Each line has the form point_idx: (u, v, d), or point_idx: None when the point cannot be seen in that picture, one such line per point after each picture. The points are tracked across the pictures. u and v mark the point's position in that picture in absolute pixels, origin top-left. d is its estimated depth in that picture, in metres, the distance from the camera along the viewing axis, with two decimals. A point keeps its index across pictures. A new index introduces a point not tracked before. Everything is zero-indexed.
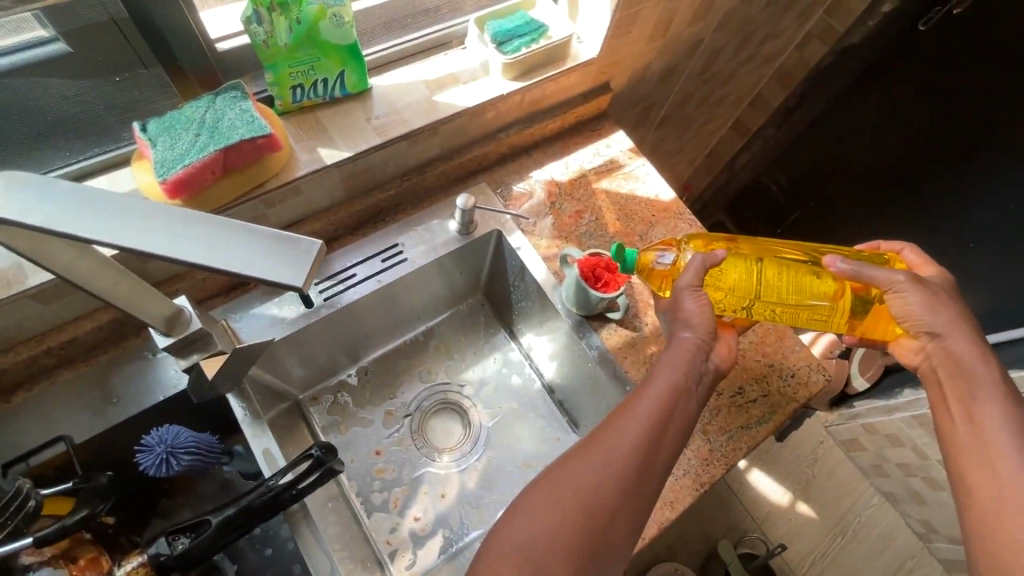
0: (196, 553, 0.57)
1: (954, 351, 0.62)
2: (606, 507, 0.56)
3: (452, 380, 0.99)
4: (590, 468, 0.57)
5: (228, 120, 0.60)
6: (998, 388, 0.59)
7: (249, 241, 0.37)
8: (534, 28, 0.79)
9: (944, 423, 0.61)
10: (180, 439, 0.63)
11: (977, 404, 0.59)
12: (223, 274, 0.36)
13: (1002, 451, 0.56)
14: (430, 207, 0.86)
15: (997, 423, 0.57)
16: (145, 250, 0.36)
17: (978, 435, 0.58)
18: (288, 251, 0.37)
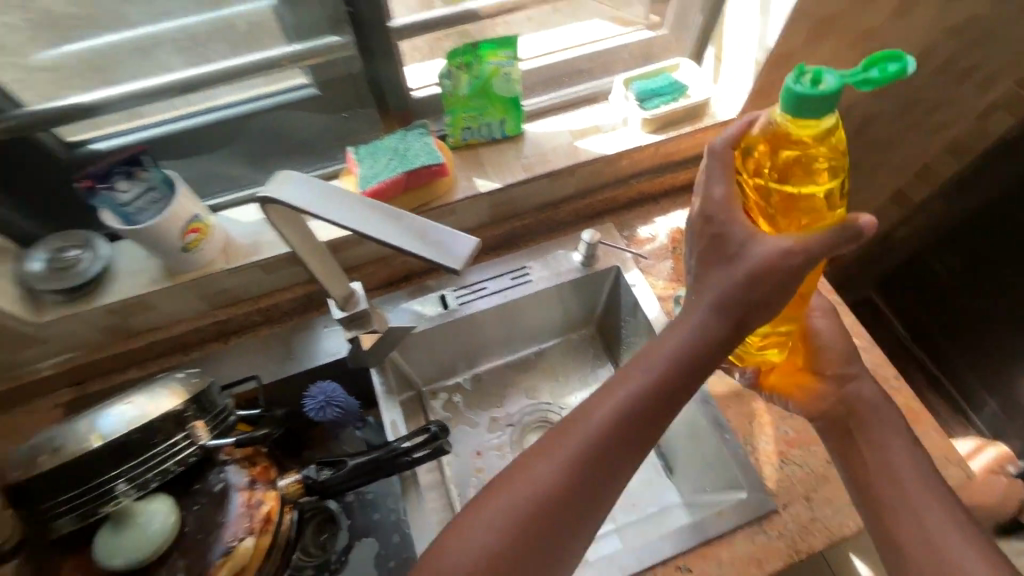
0: (335, 483, 0.69)
1: (859, 413, 0.65)
2: (553, 520, 0.52)
3: (554, 402, 1.06)
4: (541, 483, 0.53)
5: (414, 150, 0.76)
6: (915, 457, 0.61)
7: (429, 235, 0.48)
8: (675, 89, 0.88)
9: (858, 470, 0.63)
10: (336, 393, 0.78)
11: (883, 446, 0.62)
12: (410, 256, 0.48)
13: (943, 535, 0.56)
14: (559, 239, 0.96)
15: (905, 463, 0.61)
16: (363, 232, 0.49)
17: (916, 521, 0.57)
18: (457, 244, 0.47)
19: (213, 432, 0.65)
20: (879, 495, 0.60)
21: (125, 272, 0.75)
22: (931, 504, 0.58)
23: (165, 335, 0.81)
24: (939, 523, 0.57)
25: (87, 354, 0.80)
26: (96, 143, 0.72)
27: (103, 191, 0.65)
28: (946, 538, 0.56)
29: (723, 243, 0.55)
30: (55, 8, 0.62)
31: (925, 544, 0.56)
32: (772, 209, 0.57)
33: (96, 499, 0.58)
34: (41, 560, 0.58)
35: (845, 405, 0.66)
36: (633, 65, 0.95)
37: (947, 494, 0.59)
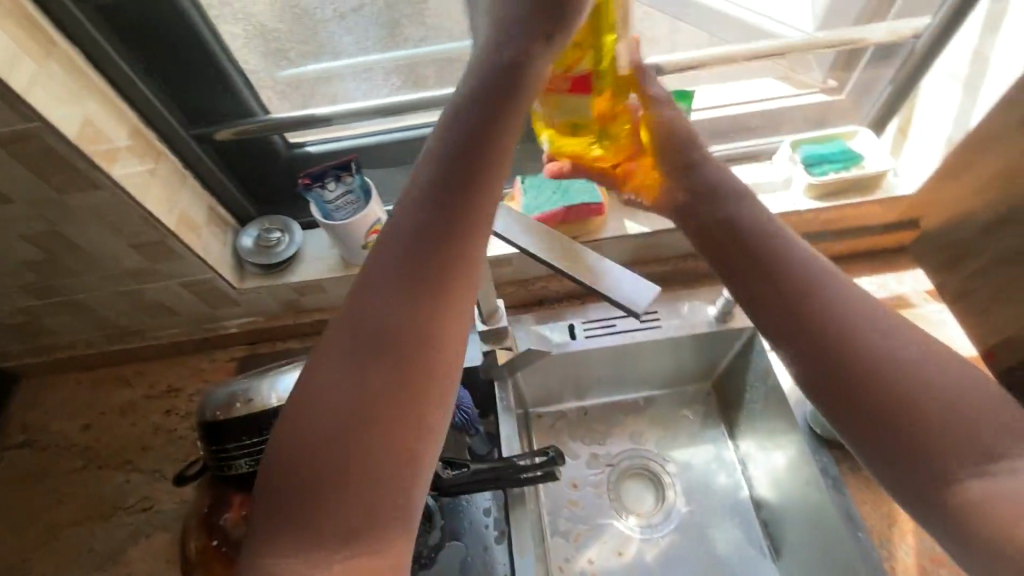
0: (457, 483, 0.73)
1: (824, 307, 0.51)
2: (397, 417, 0.45)
3: (658, 453, 1.04)
4: (326, 410, 0.45)
5: (577, 187, 0.81)
6: (832, 277, 0.53)
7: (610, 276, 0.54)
8: (849, 157, 0.85)
9: (836, 368, 0.49)
10: (467, 399, 0.86)
11: (853, 316, 0.50)
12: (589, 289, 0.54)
13: (902, 361, 0.48)
14: (695, 290, 0.95)
15: (888, 337, 0.50)
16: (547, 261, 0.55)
17: (872, 359, 0.49)
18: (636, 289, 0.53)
19: None
20: (823, 347, 0.50)
21: (312, 257, 0.87)
22: (879, 329, 0.50)
23: (327, 316, 0.93)
24: (890, 347, 0.49)
25: (264, 320, 0.92)
26: (309, 145, 0.86)
27: (315, 189, 0.76)
28: (911, 361, 0.48)
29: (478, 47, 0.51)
30: (274, 24, 0.74)
31: (894, 383, 0.48)
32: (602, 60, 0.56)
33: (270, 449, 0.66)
34: (218, 493, 0.67)
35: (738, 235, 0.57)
36: (803, 127, 0.93)
37: (834, 282, 0.53)
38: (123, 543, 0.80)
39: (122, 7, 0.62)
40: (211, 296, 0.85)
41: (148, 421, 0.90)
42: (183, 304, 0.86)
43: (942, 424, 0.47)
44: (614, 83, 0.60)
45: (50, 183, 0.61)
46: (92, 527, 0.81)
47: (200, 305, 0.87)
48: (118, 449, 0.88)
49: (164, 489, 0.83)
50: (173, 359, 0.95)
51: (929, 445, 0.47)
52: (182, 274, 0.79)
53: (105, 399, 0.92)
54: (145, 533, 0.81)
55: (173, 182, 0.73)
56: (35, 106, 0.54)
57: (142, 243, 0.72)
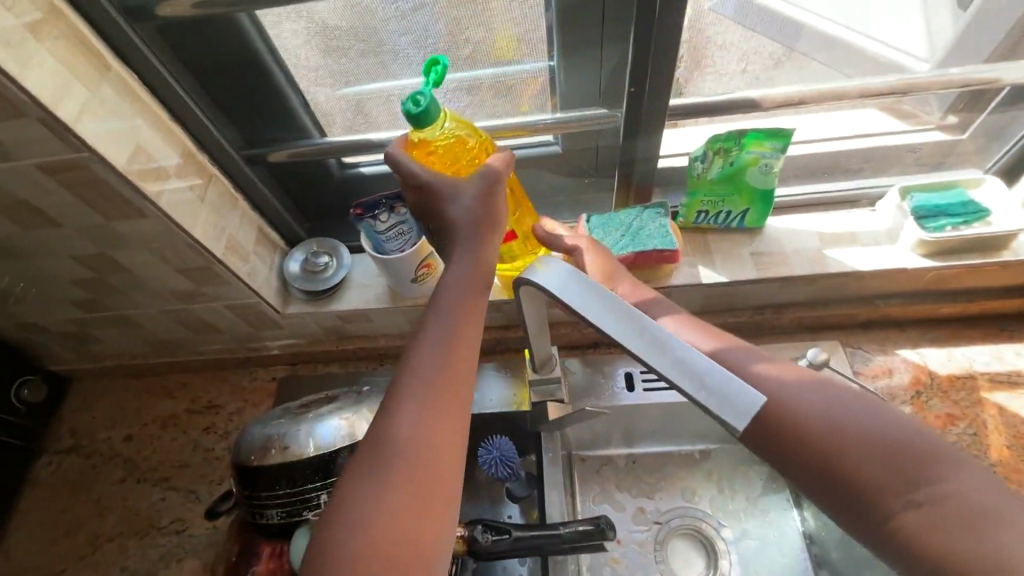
0: (497, 550, 0.67)
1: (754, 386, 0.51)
2: (420, 521, 0.45)
3: (712, 514, 0.95)
4: (359, 515, 0.45)
5: (648, 230, 0.73)
6: (729, 344, 0.56)
7: (707, 376, 0.42)
8: (972, 211, 0.73)
9: (785, 442, 0.49)
10: (507, 447, 0.79)
11: (773, 386, 0.51)
12: (678, 390, 0.42)
13: (811, 407, 0.49)
14: (771, 345, 0.83)
15: (807, 393, 0.50)
16: (624, 346, 0.44)
17: (781, 411, 0.49)
18: (742, 398, 0.41)
19: None
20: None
21: (358, 283, 0.83)
22: (785, 380, 0.51)
23: (370, 344, 0.88)
24: (799, 395, 0.50)
25: (307, 342, 0.89)
26: (363, 166, 0.82)
27: (367, 220, 0.72)
28: (817, 403, 0.49)
29: (442, 221, 0.56)
30: (332, 42, 0.66)
31: (803, 429, 0.48)
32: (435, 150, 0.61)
33: (303, 502, 0.61)
34: (246, 541, 0.63)
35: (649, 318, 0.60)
36: (913, 170, 0.81)
37: (741, 349, 0.55)
38: (154, 565, 0.79)
39: (179, 25, 0.59)
40: (254, 318, 0.82)
41: (188, 436, 0.88)
42: (227, 324, 0.83)
43: (862, 462, 0.46)
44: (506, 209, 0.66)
45: (98, 209, 0.59)
46: (128, 544, 0.81)
47: (244, 325, 0.84)
48: (157, 464, 0.87)
49: (198, 512, 0.82)
50: (216, 373, 0.94)
51: (862, 482, 0.46)
52: (227, 297, 0.76)
53: (149, 409, 0.91)
54: (176, 556, 0.79)
55: (222, 206, 0.70)
56: (82, 136, 0.51)
57: (188, 268, 0.69)
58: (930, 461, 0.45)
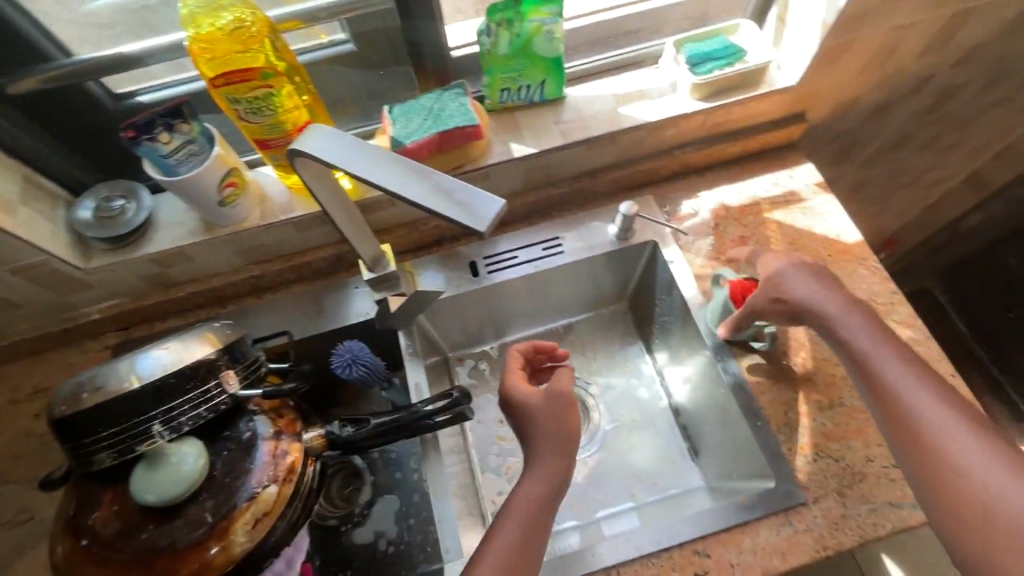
0: (358, 440, 0.69)
1: (931, 438, 0.57)
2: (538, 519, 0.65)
3: (581, 377, 1.04)
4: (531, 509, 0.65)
5: (448, 111, 0.74)
6: (929, 387, 0.61)
7: (455, 204, 0.44)
8: (732, 52, 0.82)
9: (946, 493, 0.55)
10: (362, 352, 0.80)
11: (967, 452, 0.56)
12: (440, 219, 0.45)
13: (983, 469, 0.54)
14: (594, 210, 0.91)
15: (1000, 471, 0.54)
16: (395, 194, 0.46)
17: (951, 459, 0.56)
18: (487, 206, 0.44)
19: (247, 382, 0.67)
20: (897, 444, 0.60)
21: (167, 222, 0.78)
22: (968, 437, 0.56)
23: (202, 287, 0.84)
24: (976, 455, 0.55)
25: (132, 300, 0.83)
26: (142, 95, 0.76)
27: (145, 142, 0.66)
28: (991, 472, 0.54)
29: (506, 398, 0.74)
30: None
31: (945, 480, 0.55)
32: (218, 35, 0.59)
33: (134, 438, 0.59)
34: (84, 493, 0.60)
35: (845, 342, 0.68)
36: (686, 26, 0.89)
37: (922, 383, 0.61)
38: (5, 559, 0.73)
39: None
40: (55, 281, 0.75)
41: (18, 427, 0.81)
42: (23, 294, 0.75)
43: (1019, 535, 0.50)
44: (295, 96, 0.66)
45: None
46: None
47: (44, 293, 0.76)
48: None
49: (44, 497, 0.76)
50: (35, 357, 0.85)
51: (973, 529, 0.53)
52: (5, 260, 0.68)
53: None
54: (29, 544, 0.74)
55: None
56: None
57: None
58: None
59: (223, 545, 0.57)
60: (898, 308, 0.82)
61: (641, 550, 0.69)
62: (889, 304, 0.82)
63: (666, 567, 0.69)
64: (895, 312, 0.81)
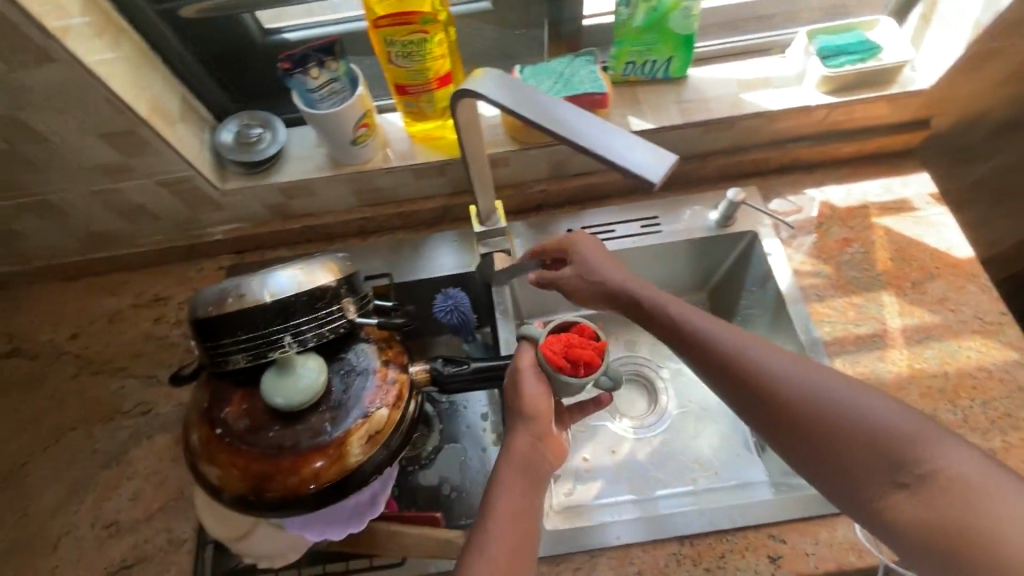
0: (457, 380, 0.71)
1: (734, 358, 0.59)
2: (520, 514, 0.61)
3: (652, 360, 1.06)
4: (513, 507, 0.61)
5: (579, 77, 0.75)
6: (724, 328, 0.62)
7: (623, 153, 0.46)
8: (867, 48, 0.80)
9: (777, 409, 0.55)
10: (463, 303, 0.84)
11: (755, 357, 0.58)
12: (605, 165, 0.47)
13: (797, 381, 0.55)
14: (697, 194, 0.92)
15: (803, 376, 0.55)
16: (560, 135, 0.49)
17: (767, 387, 0.56)
18: (658, 159, 0.46)
19: (363, 310, 0.72)
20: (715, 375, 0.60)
21: (296, 156, 0.82)
22: (756, 346, 0.59)
23: (315, 222, 0.89)
24: (779, 364, 0.57)
25: (252, 227, 0.89)
26: (289, 32, 0.80)
27: (297, 75, 0.69)
28: (825, 385, 0.54)
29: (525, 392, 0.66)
30: None
31: (773, 402, 0.55)
32: None
33: (268, 345, 0.64)
34: (217, 389, 0.65)
35: (641, 303, 0.69)
36: (818, 17, 0.88)
37: (709, 318, 0.64)
38: (123, 444, 0.81)
39: None
40: (193, 198, 0.81)
41: (139, 329, 0.88)
42: (162, 207, 0.81)
43: (812, 420, 0.53)
44: (444, 44, 0.69)
45: None
46: (90, 430, 0.82)
47: (181, 208, 0.82)
48: (110, 355, 0.86)
49: (160, 394, 0.84)
50: (157, 267, 0.92)
51: (809, 437, 0.53)
52: (158, 171, 0.74)
53: (91, 308, 0.89)
54: (145, 434, 0.81)
55: (139, 66, 0.67)
56: None
57: (111, 131, 0.67)
58: (941, 452, 0.48)
59: (337, 455, 0.61)
60: (1006, 329, 0.79)
61: (715, 525, 0.71)
62: (997, 324, 0.79)
63: (738, 545, 0.71)
64: (1002, 333, 0.79)
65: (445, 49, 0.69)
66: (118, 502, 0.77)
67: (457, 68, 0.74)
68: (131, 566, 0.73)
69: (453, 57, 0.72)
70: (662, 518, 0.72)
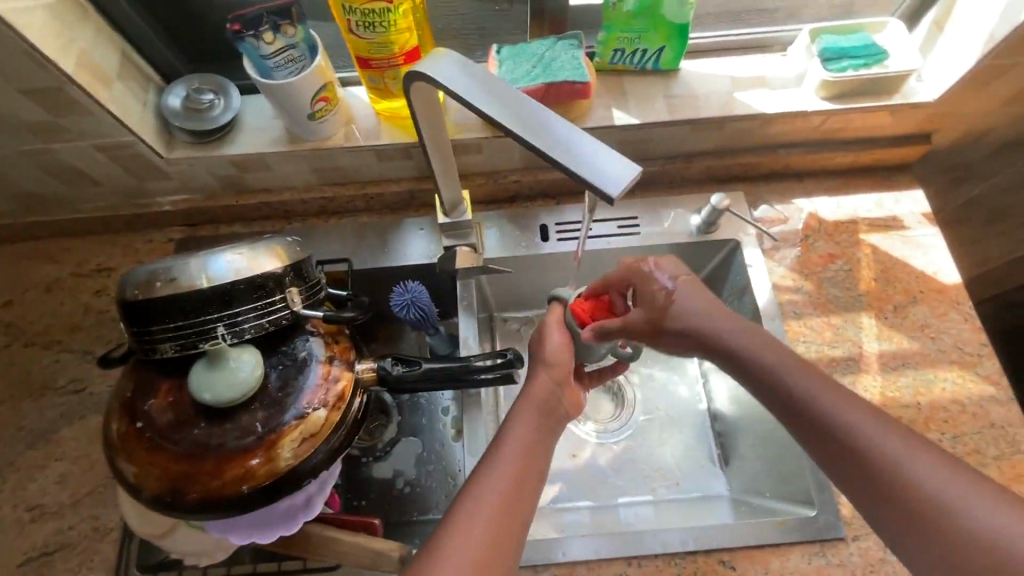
0: (407, 381, 0.66)
1: (832, 422, 0.55)
2: (529, 455, 0.59)
3: None
4: (523, 447, 0.59)
5: (560, 62, 0.69)
6: (829, 388, 0.58)
7: (584, 160, 0.41)
8: (874, 53, 0.74)
9: (876, 484, 0.52)
10: (421, 297, 0.79)
11: (855, 427, 0.55)
12: (565, 172, 0.42)
13: (898, 462, 0.52)
14: (681, 196, 0.87)
15: (903, 454, 0.52)
16: (515, 135, 0.44)
17: (871, 461, 0.53)
18: (621, 169, 0.41)
19: (309, 300, 0.66)
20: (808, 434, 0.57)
21: (250, 126, 0.76)
22: (852, 409, 0.56)
23: (272, 199, 0.83)
24: (884, 440, 0.53)
25: (203, 199, 0.83)
26: None
27: (248, 38, 0.62)
28: (912, 465, 0.51)
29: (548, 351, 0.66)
30: None
31: (871, 474, 0.52)
32: None
33: (199, 335, 0.59)
34: (143, 378, 0.61)
35: (746, 364, 0.64)
36: (824, 14, 0.82)
37: (812, 373, 0.60)
38: (54, 424, 0.76)
39: None
40: (135, 165, 0.74)
41: (78, 300, 0.82)
42: (102, 172, 0.75)
43: (911, 502, 0.50)
44: (410, 14, 0.62)
45: None
46: (19, 406, 0.77)
47: (123, 174, 0.76)
48: (45, 327, 0.81)
49: (96, 372, 0.79)
50: (101, 235, 0.86)
51: (906, 520, 0.50)
52: (93, 134, 0.68)
53: (28, 275, 0.84)
54: (78, 413, 0.77)
55: (68, 18, 0.61)
56: None
57: (34, 89, 0.60)
58: None
59: (267, 457, 0.58)
60: (985, 362, 0.76)
61: (667, 547, 0.69)
62: (976, 355, 0.76)
63: (687, 569, 0.69)
64: (980, 365, 0.76)
65: (411, 20, 0.63)
66: (43, 485, 0.73)
67: (426, 43, 0.68)
68: (53, 553, 0.69)
69: (422, 29, 0.66)
70: (637, 536, 0.70)
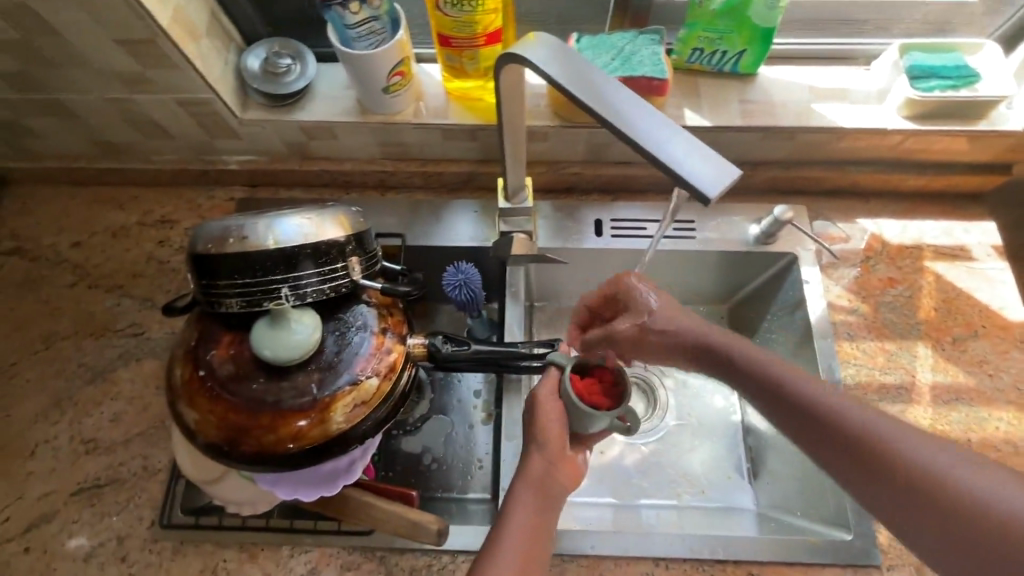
0: (456, 359, 0.67)
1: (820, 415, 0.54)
2: (531, 530, 0.58)
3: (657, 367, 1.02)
4: (526, 525, 0.58)
5: (639, 56, 0.68)
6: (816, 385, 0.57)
7: (679, 158, 0.41)
8: (964, 74, 0.71)
9: (869, 472, 0.50)
10: (473, 278, 0.80)
11: (842, 418, 0.53)
12: (657, 167, 0.42)
13: (892, 445, 0.49)
14: (742, 204, 0.85)
15: (893, 438, 0.50)
16: (608, 124, 0.43)
17: (865, 448, 0.51)
18: (719, 172, 0.40)
19: (368, 271, 0.67)
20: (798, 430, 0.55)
21: (323, 94, 0.77)
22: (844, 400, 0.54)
23: (334, 167, 0.84)
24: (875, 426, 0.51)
25: (267, 161, 0.84)
26: None
27: (335, 7, 0.63)
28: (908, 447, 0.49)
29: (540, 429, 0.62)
30: None
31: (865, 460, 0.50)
32: None
33: (264, 293, 0.60)
34: (206, 329, 0.63)
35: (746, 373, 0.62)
36: (915, 30, 0.79)
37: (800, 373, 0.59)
38: (112, 363, 0.79)
39: None
40: (209, 122, 0.76)
41: (142, 248, 0.85)
42: (177, 126, 0.77)
43: (913, 483, 0.47)
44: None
45: None
46: (81, 343, 0.80)
47: (197, 130, 0.78)
48: (110, 270, 0.84)
49: (154, 318, 0.82)
50: (168, 188, 0.88)
51: (907, 503, 0.47)
52: (176, 89, 0.70)
53: (96, 219, 0.87)
54: (135, 355, 0.80)
55: None
56: None
57: (130, 39, 0.62)
58: None
59: (320, 419, 0.59)
60: None
61: (693, 552, 0.70)
62: None
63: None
64: None
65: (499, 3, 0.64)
66: (98, 420, 0.76)
67: (509, 27, 0.68)
68: (104, 485, 0.73)
69: (507, 13, 0.67)
70: (641, 536, 0.71)
